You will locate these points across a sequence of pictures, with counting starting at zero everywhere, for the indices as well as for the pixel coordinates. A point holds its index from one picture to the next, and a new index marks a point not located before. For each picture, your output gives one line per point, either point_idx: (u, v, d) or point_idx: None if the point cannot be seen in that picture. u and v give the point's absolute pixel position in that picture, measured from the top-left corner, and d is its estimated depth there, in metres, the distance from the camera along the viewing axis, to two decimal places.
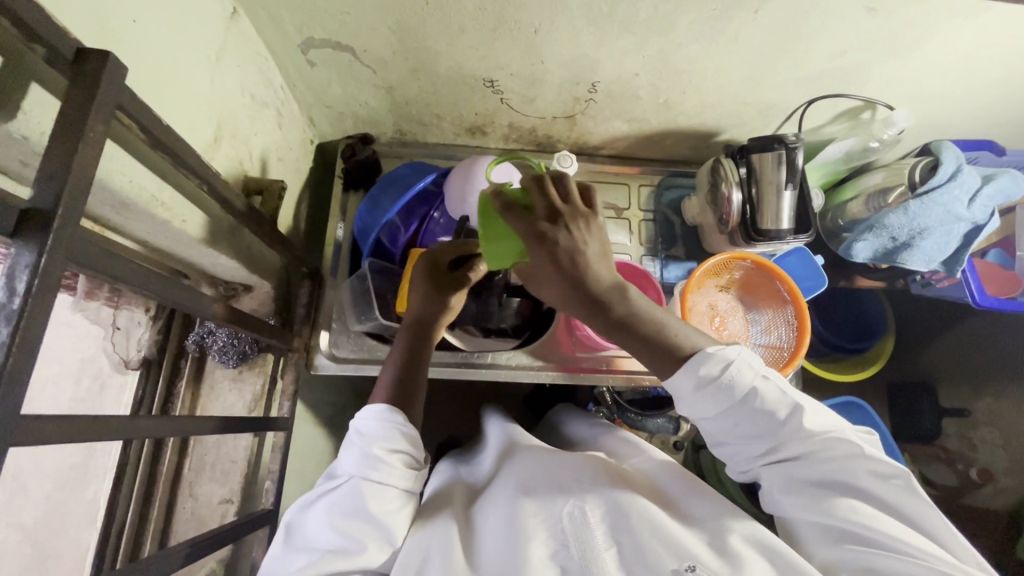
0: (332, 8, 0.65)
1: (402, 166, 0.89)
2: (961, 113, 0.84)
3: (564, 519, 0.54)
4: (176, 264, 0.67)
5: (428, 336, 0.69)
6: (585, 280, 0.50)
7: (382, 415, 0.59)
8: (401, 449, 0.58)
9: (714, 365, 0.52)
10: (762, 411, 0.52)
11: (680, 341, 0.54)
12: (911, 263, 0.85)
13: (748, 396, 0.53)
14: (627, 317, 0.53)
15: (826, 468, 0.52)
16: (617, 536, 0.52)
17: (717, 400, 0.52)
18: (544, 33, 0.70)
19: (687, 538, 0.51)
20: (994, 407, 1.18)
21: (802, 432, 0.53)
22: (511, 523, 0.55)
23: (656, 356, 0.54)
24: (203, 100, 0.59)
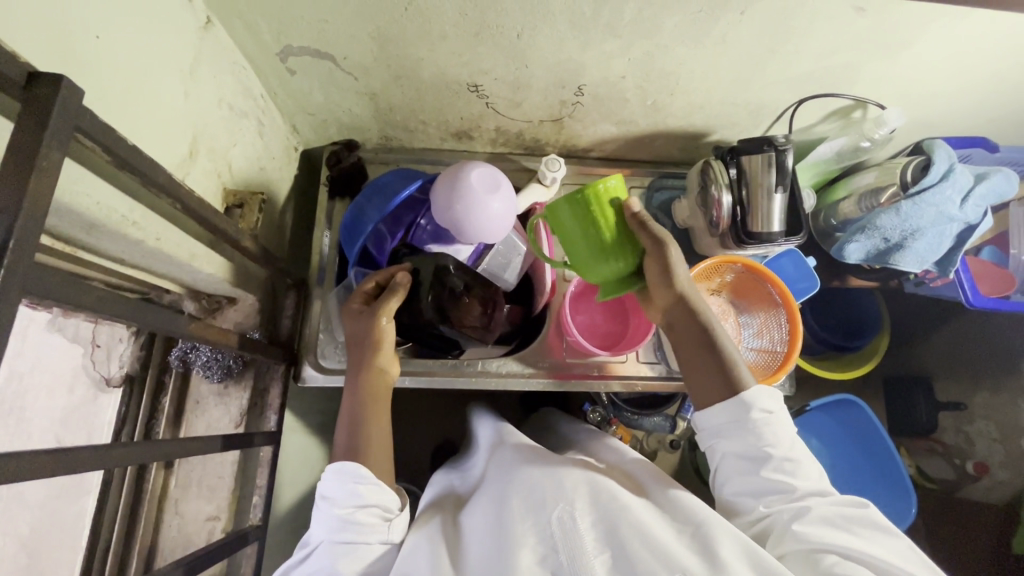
0: (308, 15, 0.63)
1: (386, 173, 0.88)
2: (954, 111, 0.83)
3: (554, 525, 0.53)
4: (156, 281, 0.66)
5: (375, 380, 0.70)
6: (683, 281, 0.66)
7: (347, 474, 0.61)
8: (371, 503, 0.59)
9: (768, 394, 0.63)
10: (800, 451, 0.60)
11: (740, 371, 0.64)
12: (903, 264, 0.84)
13: (788, 438, 0.61)
14: (710, 327, 0.66)
15: (845, 519, 0.55)
16: (608, 543, 0.51)
17: (767, 428, 0.60)
18: (527, 38, 0.68)
19: (677, 547, 0.50)
20: (991, 401, 1.15)
21: (824, 490, 0.59)
22: (500, 530, 0.54)
23: (718, 370, 0.64)
24: (176, 114, 0.57)
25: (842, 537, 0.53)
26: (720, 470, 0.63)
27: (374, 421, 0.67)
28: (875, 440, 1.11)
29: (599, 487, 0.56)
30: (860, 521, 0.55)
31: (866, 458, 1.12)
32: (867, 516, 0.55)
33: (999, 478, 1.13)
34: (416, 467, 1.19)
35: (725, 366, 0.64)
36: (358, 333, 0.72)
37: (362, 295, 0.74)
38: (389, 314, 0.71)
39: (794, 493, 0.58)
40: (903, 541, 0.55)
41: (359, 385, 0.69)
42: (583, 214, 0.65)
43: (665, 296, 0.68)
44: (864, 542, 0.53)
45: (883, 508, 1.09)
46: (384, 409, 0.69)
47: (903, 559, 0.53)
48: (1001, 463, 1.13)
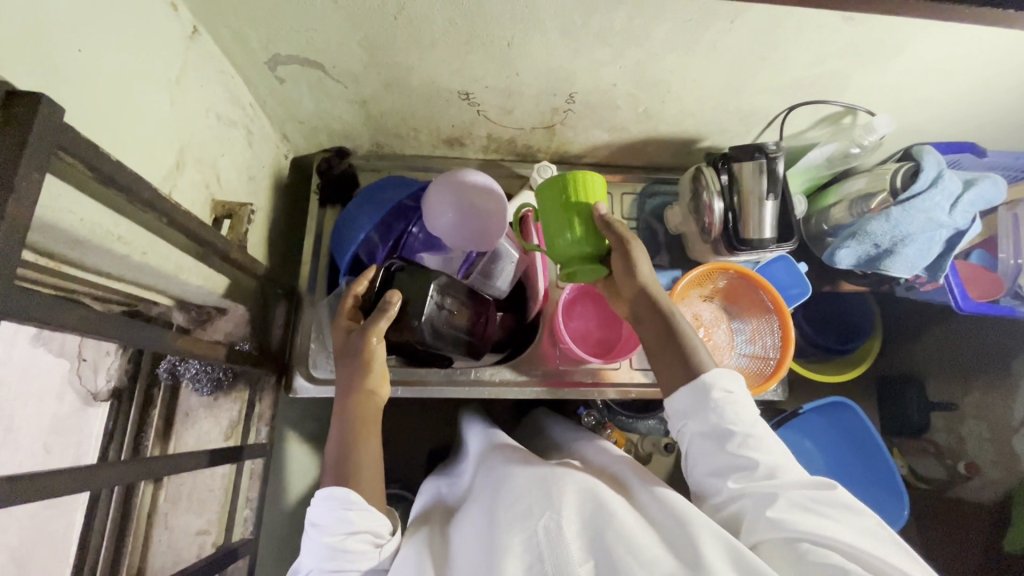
0: (297, 24, 0.63)
1: (377, 180, 0.87)
2: (944, 117, 0.83)
3: (540, 534, 0.53)
4: (144, 294, 0.65)
5: (361, 400, 0.69)
6: (642, 270, 0.68)
7: (335, 500, 0.60)
8: (360, 530, 0.59)
9: (727, 375, 0.63)
10: (763, 429, 0.60)
11: (700, 354, 0.65)
12: (893, 270, 0.85)
13: (749, 415, 0.61)
14: (670, 315, 0.68)
15: (815, 500, 0.53)
16: (593, 551, 0.51)
17: (728, 407, 0.61)
18: (518, 46, 0.68)
19: (659, 552, 0.50)
20: (981, 401, 1.17)
21: (789, 465, 0.58)
22: (488, 538, 0.54)
23: (678, 353, 0.65)
24: (162, 126, 0.56)
25: (813, 521, 0.51)
26: (690, 453, 0.63)
27: (360, 437, 0.66)
28: (868, 443, 1.12)
29: (586, 492, 0.56)
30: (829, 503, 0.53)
31: (858, 461, 1.12)
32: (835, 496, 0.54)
33: (991, 477, 1.14)
34: (409, 474, 1.18)
35: (685, 351, 0.65)
36: (341, 347, 0.71)
37: (349, 313, 0.74)
38: (380, 332, 0.70)
39: (759, 471, 0.57)
40: (873, 519, 0.53)
41: (347, 407, 0.68)
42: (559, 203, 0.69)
43: (628, 286, 0.69)
44: (835, 526, 0.51)
45: (874, 509, 1.09)
46: (374, 436, 0.68)
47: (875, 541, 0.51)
48: (990, 462, 1.14)
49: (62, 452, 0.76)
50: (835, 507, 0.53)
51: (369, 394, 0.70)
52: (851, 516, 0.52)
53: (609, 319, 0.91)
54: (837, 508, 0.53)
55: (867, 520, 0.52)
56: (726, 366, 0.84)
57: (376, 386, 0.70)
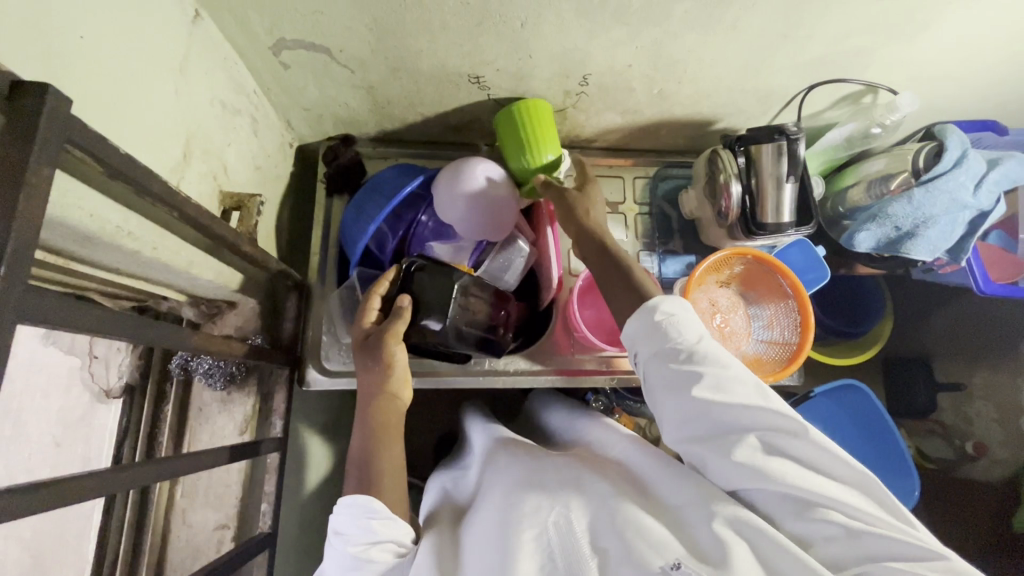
0: (304, 7, 0.60)
1: (386, 168, 0.85)
2: (968, 94, 0.81)
3: (550, 528, 0.53)
4: (153, 289, 0.63)
5: (380, 409, 0.69)
6: (576, 210, 0.72)
7: (358, 508, 0.59)
8: (384, 539, 0.58)
9: (674, 299, 0.60)
10: (715, 347, 0.57)
11: (640, 277, 0.64)
12: (915, 253, 0.82)
13: (696, 333, 0.57)
14: (605, 245, 0.68)
15: (770, 430, 0.53)
16: (604, 541, 0.52)
17: (674, 330, 0.57)
18: (531, 27, 0.66)
19: (670, 536, 0.51)
20: (989, 379, 1.19)
21: (744, 378, 0.55)
22: (498, 528, 0.55)
23: (615, 278, 0.65)
24: (167, 116, 0.54)
25: (772, 463, 0.52)
26: (645, 379, 0.59)
27: (379, 443, 0.66)
28: (879, 424, 1.12)
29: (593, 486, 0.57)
30: (787, 434, 0.53)
31: (870, 443, 1.12)
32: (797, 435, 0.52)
33: (996, 456, 1.17)
34: (420, 463, 1.18)
35: (633, 282, 0.63)
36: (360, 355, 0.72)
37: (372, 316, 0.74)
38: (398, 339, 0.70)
39: (710, 396, 0.54)
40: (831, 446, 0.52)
41: (370, 411, 0.69)
42: (516, 127, 0.78)
43: (570, 228, 0.73)
44: (796, 465, 0.52)
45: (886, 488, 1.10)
46: (397, 438, 0.68)
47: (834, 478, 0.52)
48: (998, 441, 1.17)
49: (76, 450, 0.75)
50: (793, 439, 0.53)
51: (388, 404, 0.69)
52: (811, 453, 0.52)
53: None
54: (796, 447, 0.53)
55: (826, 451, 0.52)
56: (743, 351, 0.83)
57: (397, 395, 0.70)
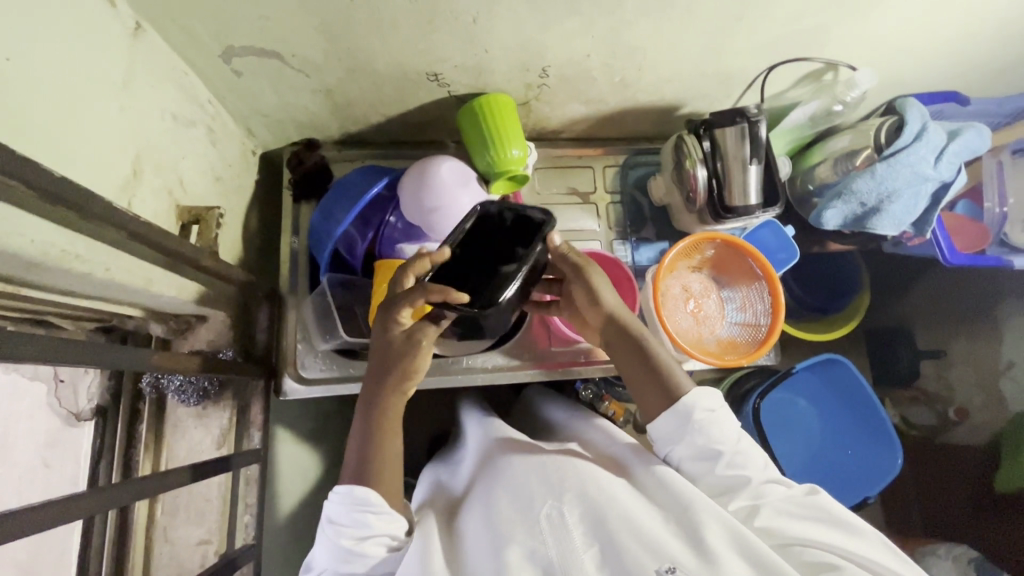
0: (247, 13, 0.59)
1: (352, 171, 0.84)
2: (928, 67, 0.81)
3: (542, 523, 0.53)
4: (114, 309, 0.62)
5: (384, 407, 0.64)
6: (606, 303, 0.68)
7: (352, 502, 0.60)
8: (378, 533, 0.59)
9: (710, 394, 0.64)
10: (747, 443, 0.63)
11: (678, 377, 0.65)
12: (881, 229, 0.83)
13: (732, 431, 0.63)
14: (644, 344, 0.67)
15: (798, 506, 0.58)
16: (596, 537, 0.51)
17: (711, 426, 0.61)
18: (484, 22, 0.65)
19: (663, 535, 0.51)
20: (968, 348, 1.19)
21: (777, 477, 0.61)
22: (492, 527, 0.55)
23: (655, 385, 0.65)
24: (111, 133, 0.53)
25: (799, 526, 0.55)
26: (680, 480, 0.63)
27: (379, 442, 0.63)
28: (861, 396, 1.13)
29: (585, 480, 0.57)
30: (817, 509, 0.57)
31: (852, 415, 1.13)
32: (817, 502, 0.58)
33: (978, 420, 1.16)
34: (410, 463, 1.18)
35: (659, 375, 0.65)
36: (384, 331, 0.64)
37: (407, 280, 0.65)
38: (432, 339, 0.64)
39: (743, 486, 0.59)
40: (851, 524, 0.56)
41: (380, 404, 0.64)
42: (479, 122, 0.77)
43: (595, 315, 0.69)
44: (822, 528, 0.55)
45: (868, 458, 1.12)
46: (397, 437, 0.65)
47: (863, 539, 0.54)
48: (979, 406, 1.16)
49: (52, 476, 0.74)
50: (816, 512, 0.57)
51: (395, 403, 0.65)
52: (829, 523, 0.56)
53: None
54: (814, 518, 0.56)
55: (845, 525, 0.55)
56: (717, 335, 0.84)
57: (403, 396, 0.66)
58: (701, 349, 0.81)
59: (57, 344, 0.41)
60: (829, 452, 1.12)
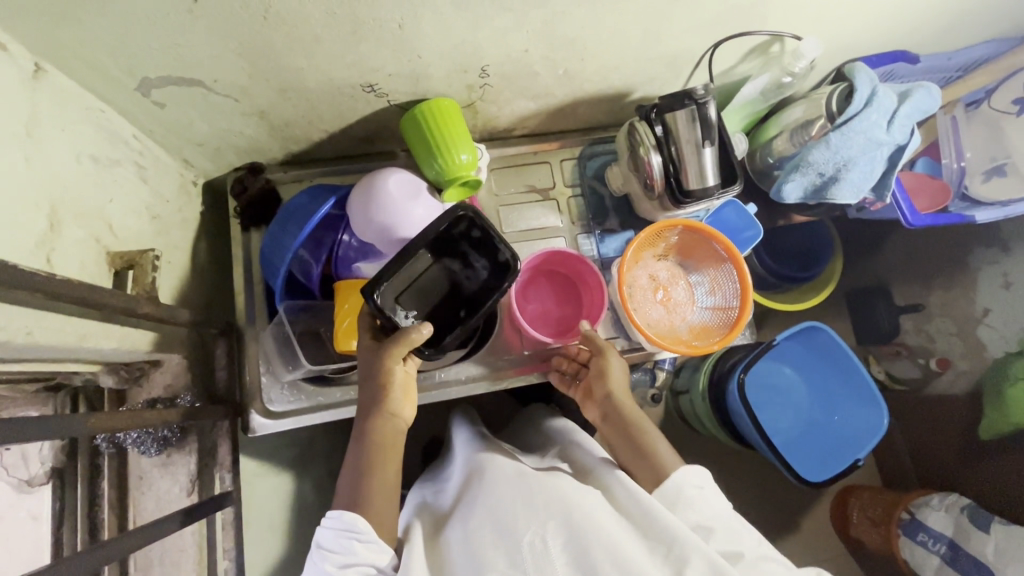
0: (155, 41, 0.55)
1: (299, 193, 0.81)
2: (873, 30, 0.80)
3: (525, 550, 0.53)
4: (53, 368, 0.59)
5: (380, 438, 0.67)
6: (611, 379, 0.75)
7: (343, 527, 0.60)
8: (360, 561, 0.58)
9: (697, 469, 0.62)
10: (740, 522, 0.59)
11: (662, 456, 0.66)
12: (840, 197, 0.82)
13: (723, 508, 0.60)
14: (634, 419, 0.71)
15: None
16: (578, 567, 0.51)
17: (702, 502, 0.59)
18: (411, 28, 0.62)
19: (644, 565, 0.51)
20: (945, 298, 1.20)
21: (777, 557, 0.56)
22: (473, 558, 0.54)
23: (638, 463, 0.67)
24: (16, 185, 0.50)
25: None
26: None
27: (376, 471, 0.65)
28: (841, 359, 1.14)
29: (569, 503, 0.56)
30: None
31: (835, 380, 1.14)
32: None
33: (959, 369, 1.15)
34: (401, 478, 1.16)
35: (649, 452, 0.67)
36: (366, 366, 0.68)
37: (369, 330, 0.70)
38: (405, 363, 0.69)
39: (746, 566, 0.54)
40: None
41: (371, 431, 0.67)
42: (422, 131, 0.75)
43: (598, 388, 0.75)
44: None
45: (854, 422, 1.11)
46: (395, 460, 0.67)
47: None
48: (960, 355, 1.16)
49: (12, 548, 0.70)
50: None
51: (391, 429, 0.68)
52: None
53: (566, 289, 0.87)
54: None
55: None
56: (689, 322, 0.83)
57: (401, 420, 0.69)
58: (674, 338, 0.80)
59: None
60: (819, 420, 1.12)
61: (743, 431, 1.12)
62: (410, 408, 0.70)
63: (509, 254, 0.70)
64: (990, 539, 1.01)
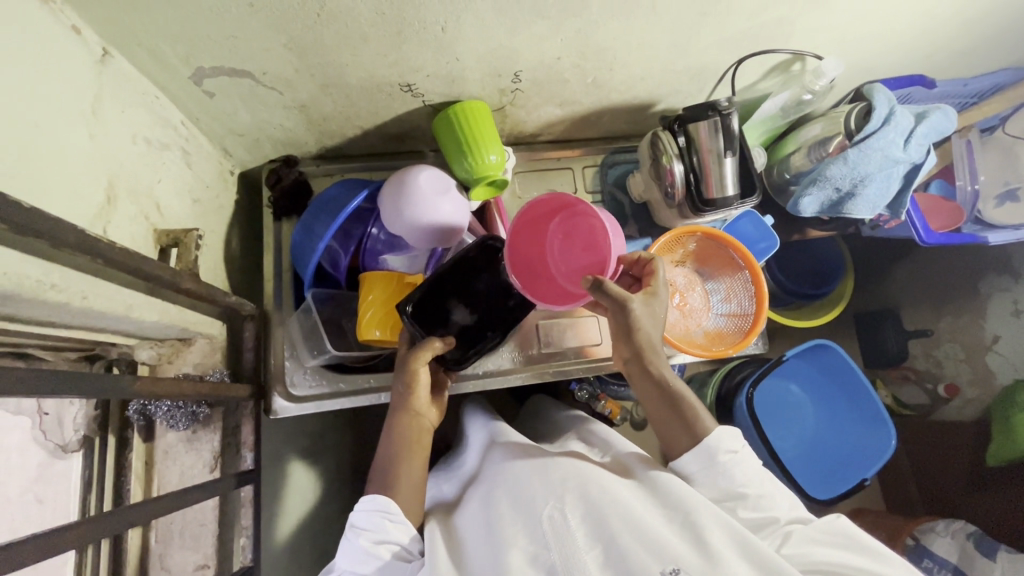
0: (215, 33, 0.59)
1: (331, 185, 0.84)
2: (892, 52, 0.83)
3: (545, 525, 0.53)
4: (96, 337, 0.62)
5: (408, 436, 0.69)
6: (640, 337, 0.66)
7: (376, 508, 0.62)
8: (392, 539, 0.61)
9: (729, 433, 0.64)
10: (769, 483, 0.63)
11: (699, 416, 0.65)
12: (856, 212, 0.85)
13: (756, 471, 0.63)
14: (665, 379, 0.67)
15: (825, 532, 0.58)
16: (599, 538, 0.52)
17: (734, 468, 0.62)
18: (453, 30, 0.65)
19: (667, 536, 0.51)
20: (954, 325, 1.20)
21: (800, 515, 0.61)
22: (490, 536, 0.55)
23: (678, 427, 0.65)
24: (82, 161, 0.53)
25: (830, 552, 0.56)
26: None
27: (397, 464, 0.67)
28: (849, 375, 1.13)
29: (587, 482, 0.57)
30: (842, 534, 0.58)
31: (844, 398, 1.13)
32: (841, 527, 0.59)
33: (968, 397, 1.17)
34: None
35: (683, 414, 0.65)
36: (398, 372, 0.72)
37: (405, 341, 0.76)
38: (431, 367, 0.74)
39: (778, 526, 0.59)
40: (873, 543, 0.58)
41: (396, 429, 0.69)
42: (455, 129, 0.78)
43: (625, 347, 0.68)
44: (852, 554, 0.56)
45: (862, 440, 1.12)
46: (422, 457, 0.68)
47: (888, 563, 0.55)
48: (969, 381, 1.17)
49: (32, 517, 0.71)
50: (841, 536, 0.58)
51: (418, 430, 0.70)
52: (850, 539, 0.57)
53: (575, 232, 0.77)
54: (842, 536, 0.58)
55: (871, 547, 0.57)
56: (704, 327, 0.85)
57: (426, 423, 0.71)
58: (689, 343, 0.82)
59: (29, 376, 0.40)
60: (826, 436, 1.12)
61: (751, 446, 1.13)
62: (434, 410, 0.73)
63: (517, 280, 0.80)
64: (997, 566, 0.99)
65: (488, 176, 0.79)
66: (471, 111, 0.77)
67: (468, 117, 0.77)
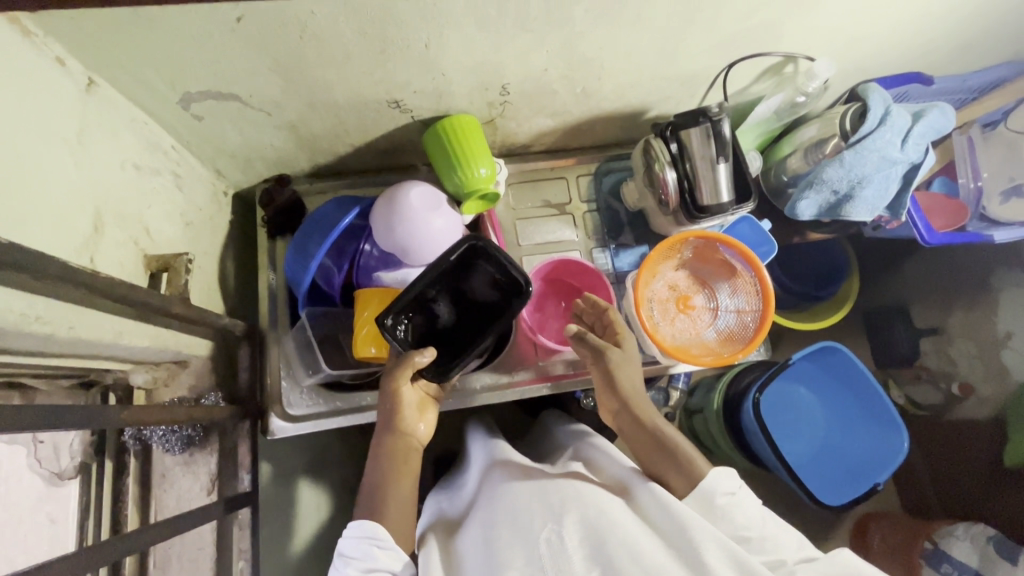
0: (201, 58, 0.59)
1: (323, 203, 0.84)
2: (886, 51, 0.82)
3: (542, 547, 0.53)
4: (89, 363, 0.62)
5: (393, 459, 0.68)
6: (624, 385, 0.71)
7: (365, 534, 0.61)
8: (381, 567, 0.60)
9: (728, 475, 0.62)
10: (773, 524, 0.59)
11: (689, 458, 0.64)
12: (855, 214, 0.83)
13: (759, 513, 0.59)
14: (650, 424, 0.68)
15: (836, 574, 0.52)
16: (597, 561, 0.51)
17: (736, 511, 0.59)
18: (436, 46, 0.65)
19: (666, 562, 0.50)
20: (966, 320, 1.17)
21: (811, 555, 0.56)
22: (487, 561, 0.54)
23: (670, 467, 0.64)
24: (68, 191, 0.54)
25: None
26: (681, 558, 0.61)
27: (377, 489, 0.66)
28: (857, 378, 1.11)
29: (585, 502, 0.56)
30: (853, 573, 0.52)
31: (853, 400, 1.11)
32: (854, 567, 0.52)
33: (982, 395, 1.13)
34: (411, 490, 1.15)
35: (671, 454, 0.65)
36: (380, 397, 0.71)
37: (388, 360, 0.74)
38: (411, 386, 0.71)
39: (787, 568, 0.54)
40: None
41: (379, 454, 0.69)
42: (444, 144, 0.77)
43: (611, 398, 0.72)
44: None
45: (872, 444, 1.09)
46: (407, 477, 0.68)
47: None
48: (982, 379, 1.13)
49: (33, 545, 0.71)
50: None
51: (403, 452, 0.69)
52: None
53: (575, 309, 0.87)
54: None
55: None
56: (714, 328, 0.83)
57: (413, 445, 0.70)
58: (703, 347, 0.81)
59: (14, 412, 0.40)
60: (836, 442, 1.10)
61: (758, 451, 1.10)
62: (425, 425, 0.72)
63: (524, 279, 0.71)
64: None
65: (478, 190, 0.79)
66: (461, 126, 0.77)
67: (458, 133, 0.77)
